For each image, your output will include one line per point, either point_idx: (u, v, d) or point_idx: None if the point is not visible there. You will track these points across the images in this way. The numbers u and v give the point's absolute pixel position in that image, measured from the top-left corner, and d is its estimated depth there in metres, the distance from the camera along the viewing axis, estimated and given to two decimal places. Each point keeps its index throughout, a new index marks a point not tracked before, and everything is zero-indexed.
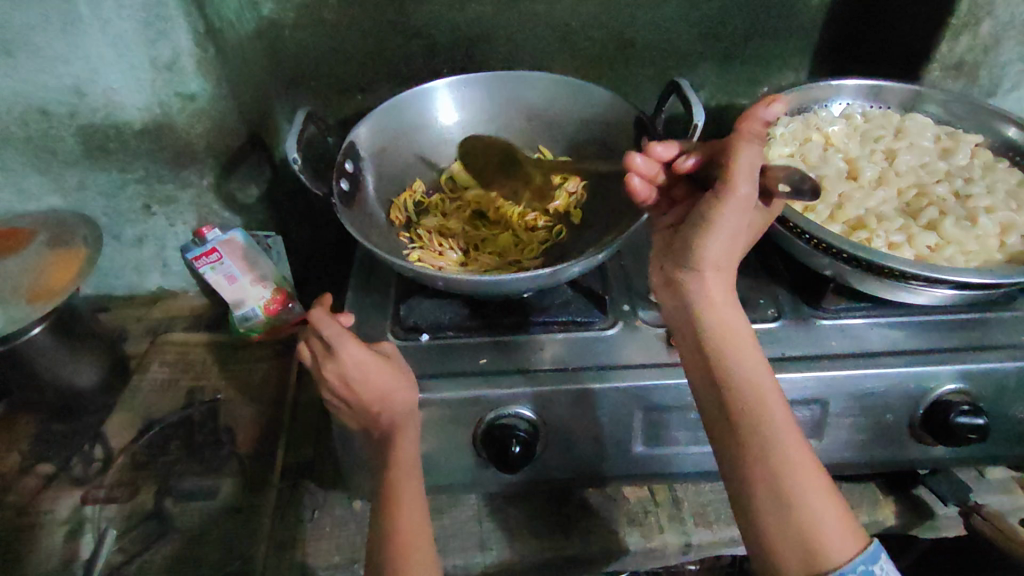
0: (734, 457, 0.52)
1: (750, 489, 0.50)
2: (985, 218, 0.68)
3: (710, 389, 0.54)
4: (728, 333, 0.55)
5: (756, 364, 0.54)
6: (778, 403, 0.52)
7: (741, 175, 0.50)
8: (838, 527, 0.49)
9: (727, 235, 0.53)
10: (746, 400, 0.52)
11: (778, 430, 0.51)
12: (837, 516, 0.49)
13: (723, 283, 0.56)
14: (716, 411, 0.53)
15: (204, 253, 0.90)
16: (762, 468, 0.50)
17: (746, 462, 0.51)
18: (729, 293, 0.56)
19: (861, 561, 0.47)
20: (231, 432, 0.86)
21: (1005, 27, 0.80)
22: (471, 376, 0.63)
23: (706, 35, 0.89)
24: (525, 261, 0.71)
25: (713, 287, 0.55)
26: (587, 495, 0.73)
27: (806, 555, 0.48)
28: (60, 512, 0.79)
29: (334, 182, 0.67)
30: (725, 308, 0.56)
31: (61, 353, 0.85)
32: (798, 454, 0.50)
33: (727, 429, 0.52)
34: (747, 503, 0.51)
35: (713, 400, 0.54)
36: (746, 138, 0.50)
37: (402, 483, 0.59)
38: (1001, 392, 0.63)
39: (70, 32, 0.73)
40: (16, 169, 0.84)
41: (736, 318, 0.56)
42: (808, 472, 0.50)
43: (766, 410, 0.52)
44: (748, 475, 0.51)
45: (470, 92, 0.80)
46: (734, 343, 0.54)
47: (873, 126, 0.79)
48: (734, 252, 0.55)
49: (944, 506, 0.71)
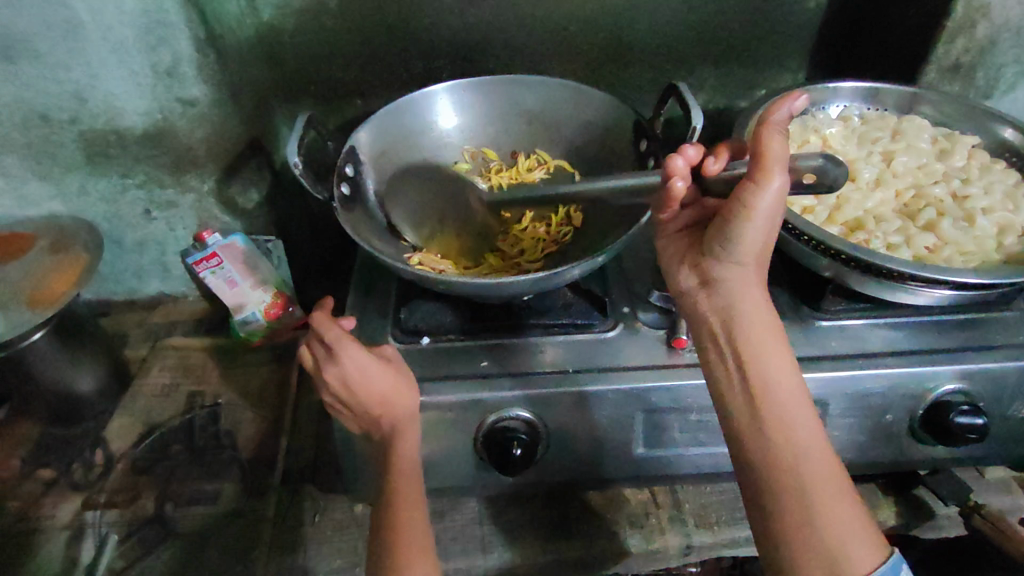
0: (763, 459, 0.52)
1: (778, 493, 0.51)
2: (982, 219, 0.68)
3: (739, 386, 0.54)
4: (760, 336, 0.55)
5: (785, 366, 0.54)
6: (807, 411, 0.53)
7: (776, 165, 0.50)
8: (861, 535, 0.50)
9: (762, 226, 0.53)
10: (775, 400, 0.53)
11: (806, 435, 0.52)
12: (860, 523, 0.50)
13: (754, 287, 0.56)
14: (747, 416, 0.54)
15: (205, 257, 0.91)
16: (790, 472, 0.51)
17: (776, 465, 0.51)
18: (761, 294, 0.56)
19: (883, 573, 0.48)
20: (233, 435, 0.87)
21: (1001, 29, 0.80)
22: (472, 379, 0.63)
23: (703, 38, 0.89)
24: (525, 264, 0.73)
25: (746, 285, 0.56)
26: (588, 496, 0.73)
27: (832, 560, 0.49)
28: (61, 517, 0.79)
29: (334, 186, 0.67)
30: (756, 312, 0.56)
31: (62, 358, 0.85)
32: (824, 460, 0.51)
33: (755, 424, 0.53)
34: (773, 506, 0.51)
35: (742, 403, 0.54)
36: (774, 127, 0.49)
37: (405, 486, 0.59)
38: (1000, 393, 0.63)
39: (70, 39, 0.73)
40: (16, 175, 0.84)
41: (766, 319, 0.56)
42: (834, 481, 0.51)
43: (795, 414, 0.53)
44: (776, 484, 0.51)
45: (470, 97, 0.80)
46: (762, 347, 0.55)
47: (870, 128, 0.79)
48: (765, 246, 0.55)
49: (944, 506, 0.71)
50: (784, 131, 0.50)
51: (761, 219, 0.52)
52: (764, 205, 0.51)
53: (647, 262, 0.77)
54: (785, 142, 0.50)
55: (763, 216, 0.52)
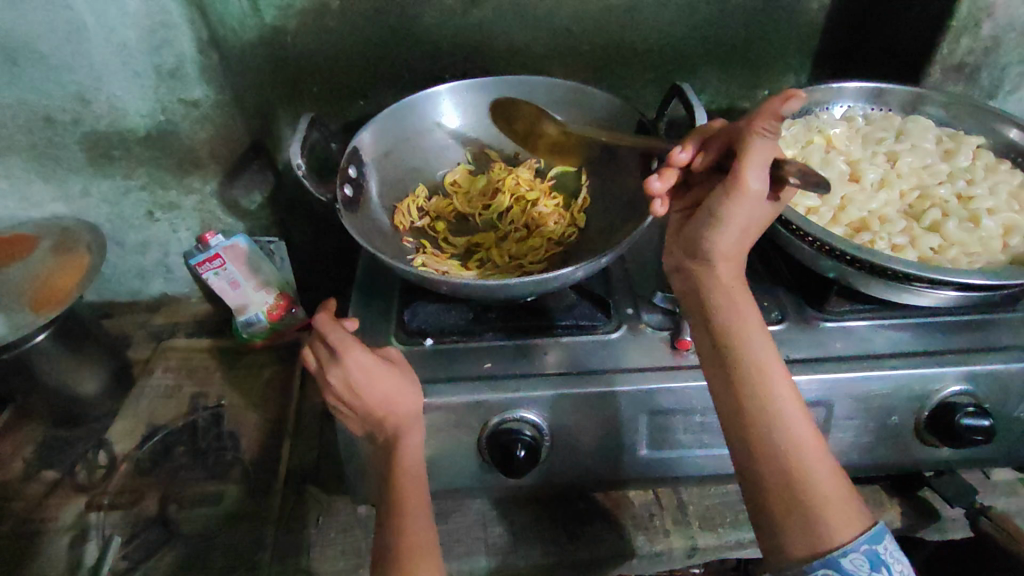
0: (742, 436, 0.53)
1: (759, 468, 0.52)
2: (987, 219, 0.68)
3: (716, 369, 0.55)
4: (736, 316, 0.55)
5: (761, 343, 0.54)
6: (784, 384, 0.53)
7: (752, 171, 0.50)
8: (843, 504, 0.49)
9: (738, 227, 0.54)
10: (750, 376, 0.53)
11: (782, 409, 0.52)
12: (843, 493, 0.50)
13: (731, 269, 0.57)
14: (725, 392, 0.54)
15: (207, 258, 0.90)
16: (768, 446, 0.51)
17: (754, 441, 0.52)
18: (738, 278, 0.57)
19: (863, 542, 0.48)
20: (236, 436, 0.86)
21: (1005, 29, 0.79)
22: (474, 381, 0.63)
23: (707, 38, 0.89)
24: (529, 266, 0.71)
25: (723, 271, 0.57)
26: (592, 498, 0.73)
27: (812, 531, 0.49)
28: (64, 519, 0.79)
29: (337, 187, 0.67)
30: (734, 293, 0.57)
31: (65, 360, 0.84)
32: (801, 432, 0.51)
33: (733, 404, 0.53)
34: (757, 483, 0.52)
35: (722, 382, 0.54)
36: (758, 133, 0.49)
37: (408, 488, 0.59)
38: (1006, 394, 0.63)
39: (74, 40, 0.73)
40: (20, 176, 0.84)
41: (743, 299, 0.56)
42: (813, 452, 0.51)
43: (771, 387, 0.53)
44: (757, 457, 0.52)
45: (473, 98, 0.80)
46: (742, 326, 0.55)
47: (874, 129, 0.79)
48: (744, 242, 0.56)
49: (949, 508, 0.71)
50: (774, 134, 0.49)
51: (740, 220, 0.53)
52: (744, 208, 0.52)
53: (651, 263, 0.77)
54: (770, 147, 0.49)
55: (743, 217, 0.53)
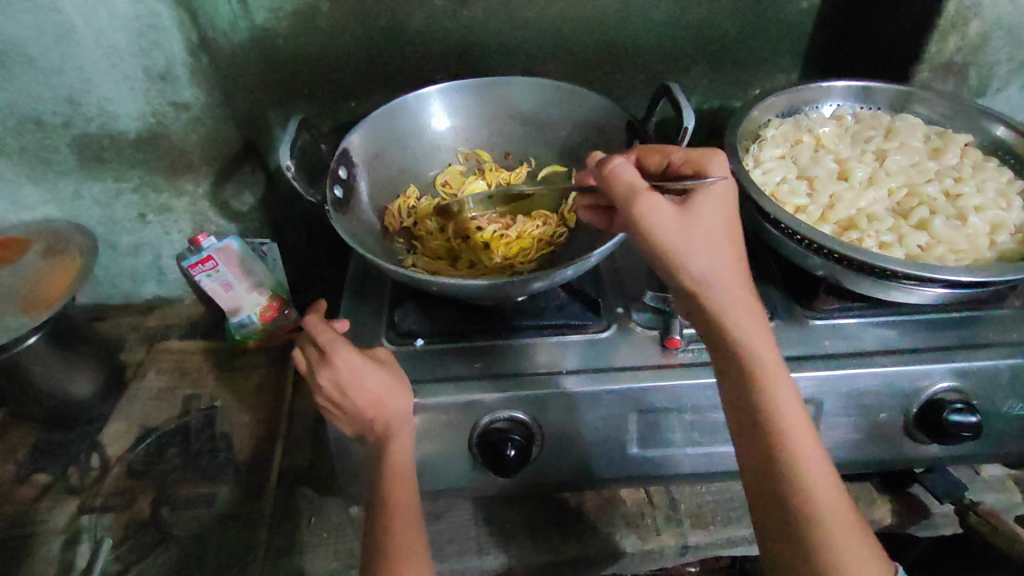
0: (772, 494, 0.52)
1: (785, 526, 0.52)
2: (975, 217, 0.68)
3: (749, 420, 0.54)
4: (767, 367, 0.54)
5: (792, 401, 0.54)
6: (810, 440, 0.53)
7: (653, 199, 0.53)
8: (868, 562, 0.51)
9: (694, 245, 0.53)
10: (780, 434, 0.53)
11: (809, 468, 0.52)
12: (865, 548, 0.51)
13: (748, 311, 0.55)
14: (754, 447, 0.53)
15: (200, 261, 0.89)
16: (797, 507, 0.51)
17: (782, 500, 0.52)
18: (757, 318, 0.55)
19: None
20: (229, 438, 0.86)
21: (993, 27, 0.79)
22: (465, 381, 0.63)
23: (697, 38, 0.90)
24: (519, 266, 0.72)
25: (735, 311, 0.54)
26: (584, 497, 0.73)
27: None
28: (56, 522, 0.79)
29: (327, 188, 0.67)
30: (747, 324, 0.55)
31: (57, 362, 0.84)
32: (828, 493, 0.52)
33: (764, 460, 0.53)
34: (780, 538, 0.52)
35: (751, 437, 0.54)
36: (620, 172, 0.55)
37: (398, 488, 0.59)
38: (994, 390, 0.63)
39: (63, 43, 0.73)
40: (11, 179, 0.84)
41: (767, 345, 0.55)
42: (839, 511, 0.52)
43: (799, 445, 0.53)
44: (784, 515, 0.52)
45: (464, 99, 0.80)
46: (772, 379, 0.54)
47: (863, 127, 0.79)
48: (722, 261, 0.54)
49: (940, 505, 0.71)
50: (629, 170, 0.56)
51: (682, 244, 0.53)
52: (663, 232, 0.53)
53: (641, 262, 0.77)
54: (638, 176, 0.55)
55: (680, 240, 0.53)
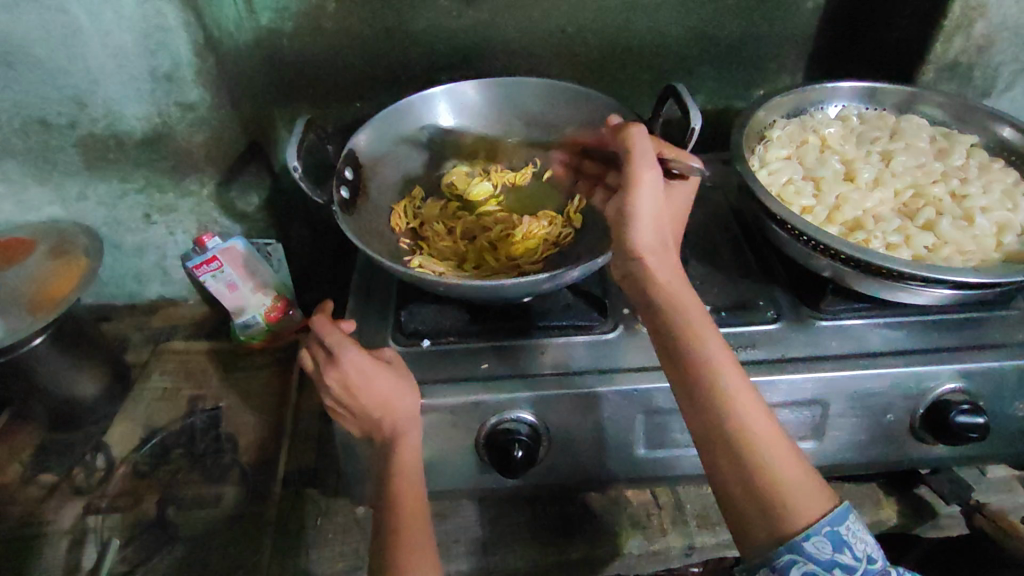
0: (698, 423, 0.52)
1: (715, 454, 0.51)
2: (981, 218, 0.69)
3: (672, 358, 0.54)
4: (681, 307, 0.56)
5: (708, 333, 0.54)
6: (731, 368, 0.53)
7: (643, 165, 0.58)
8: (801, 485, 0.48)
9: (652, 216, 0.59)
10: (699, 363, 0.53)
11: (730, 392, 0.51)
12: (800, 473, 0.49)
13: (668, 266, 0.59)
14: (679, 382, 0.54)
15: (205, 261, 0.90)
16: (720, 431, 0.50)
17: (709, 427, 0.51)
18: (676, 274, 0.59)
19: (825, 522, 0.46)
20: (233, 438, 0.87)
21: (998, 28, 0.79)
22: (472, 381, 0.63)
23: (702, 38, 0.90)
24: (526, 266, 0.71)
25: (658, 267, 0.58)
26: (590, 498, 0.73)
27: (775, 517, 0.47)
28: (62, 522, 0.79)
29: (334, 189, 0.67)
30: (674, 279, 0.58)
31: (62, 363, 0.84)
32: (754, 418, 0.50)
33: (686, 393, 0.53)
34: (716, 472, 0.51)
35: (674, 372, 0.54)
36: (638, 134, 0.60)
37: (406, 489, 0.59)
38: (1001, 391, 0.63)
39: (69, 44, 0.73)
40: (17, 180, 0.84)
41: (687, 293, 0.57)
42: (768, 434, 0.50)
43: (719, 372, 0.52)
44: (711, 443, 0.51)
45: (469, 101, 0.81)
46: (689, 316, 0.55)
47: (868, 129, 0.80)
48: (662, 234, 0.59)
49: (947, 505, 0.72)
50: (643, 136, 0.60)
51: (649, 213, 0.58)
52: (644, 203, 0.58)
53: None
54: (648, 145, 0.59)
55: (649, 210, 0.58)
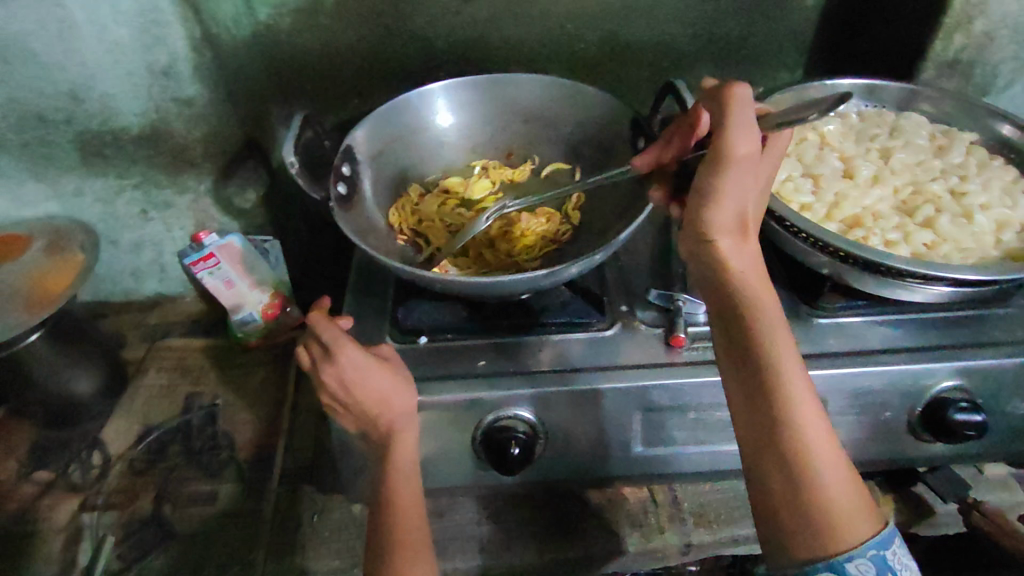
0: (755, 427, 0.52)
1: (765, 460, 0.51)
2: (980, 215, 0.68)
3: (736, 355, 0.54)
4: (756, 304, 0.55)
5: (781, 336, 0.53)
6: (799, 376, 0.52)
7: (740, 133, 0.53)
8: (853, 506, 0.49)
9: (738, 194, 0.55)
10: (766, 366, 0.52)
11: (794, 400, 0.51)
12: (852, 495, 0.49)
13: (746, 254, 0.56)
14: (739, 382, 0.53)
15: (202, 258, 0.89)
16: (777, 439, 0.50)
17: (764, 433, 0.51)
18: (754, 265, 0.56)
19: (871, 546, 0.47)
20: (230, 435, 0.86)
21: (998, 25, 0.79)
22: (468, 378, 0.63)
23: (701, 36, 0.89)
24: (523, 262, 0.71)
25: (734, 254, 0.56)
26: (587, 496, 0.73)
27: (823, 531, 0.48)
28: (58, 519, 0.78)
29: (331, 185, 0.67)
30: (749, 272, 0.56)
31: (58, 359, 0.84)
32: (814, 430, 0.50)
33: (747, 393, 0.53)
34: (763, 477, 0.51)
35: (736, 370, 0.54)
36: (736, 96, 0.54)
37: (402, 487, 0.59)
38: (999, 389, 0.63)
39: (65, 39, 0.73)
40: (13, 176, 0.84)
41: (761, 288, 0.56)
42: (827, 449, 0.50)
43: (786, 377, 0.52)
44: (766, 449, 0.51)
45: (468, 97, 0.80)
46: (760, 313, 0.54)
47: (868, 126, 0.80)
48: (744, 215, 0.56)
49: (944, 503, 0.71)
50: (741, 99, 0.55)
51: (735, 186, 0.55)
52: (736, 177, 0.54)
53: (644, 260, 0.77)
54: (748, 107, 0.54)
55: (737, 186, 0.55)
